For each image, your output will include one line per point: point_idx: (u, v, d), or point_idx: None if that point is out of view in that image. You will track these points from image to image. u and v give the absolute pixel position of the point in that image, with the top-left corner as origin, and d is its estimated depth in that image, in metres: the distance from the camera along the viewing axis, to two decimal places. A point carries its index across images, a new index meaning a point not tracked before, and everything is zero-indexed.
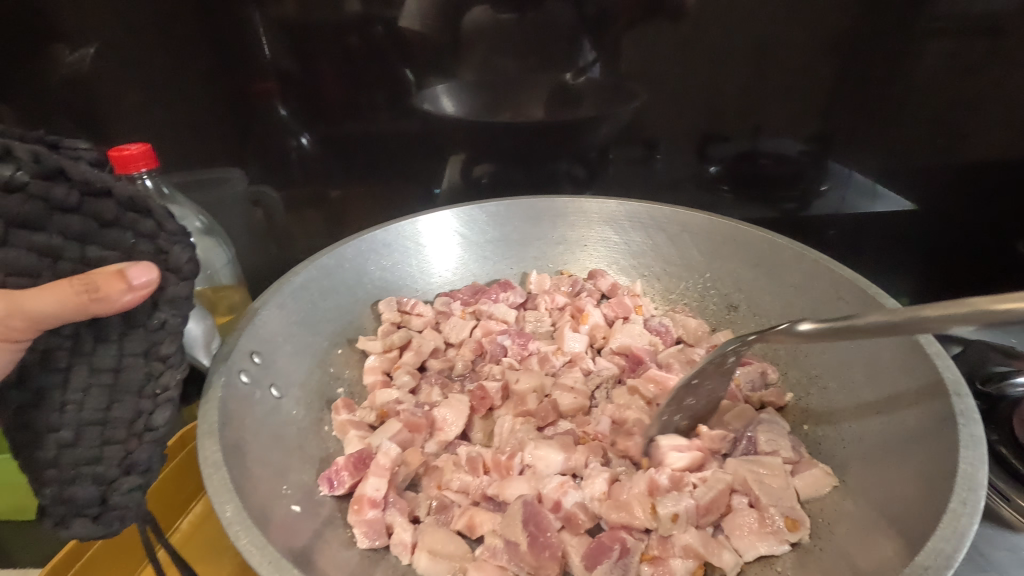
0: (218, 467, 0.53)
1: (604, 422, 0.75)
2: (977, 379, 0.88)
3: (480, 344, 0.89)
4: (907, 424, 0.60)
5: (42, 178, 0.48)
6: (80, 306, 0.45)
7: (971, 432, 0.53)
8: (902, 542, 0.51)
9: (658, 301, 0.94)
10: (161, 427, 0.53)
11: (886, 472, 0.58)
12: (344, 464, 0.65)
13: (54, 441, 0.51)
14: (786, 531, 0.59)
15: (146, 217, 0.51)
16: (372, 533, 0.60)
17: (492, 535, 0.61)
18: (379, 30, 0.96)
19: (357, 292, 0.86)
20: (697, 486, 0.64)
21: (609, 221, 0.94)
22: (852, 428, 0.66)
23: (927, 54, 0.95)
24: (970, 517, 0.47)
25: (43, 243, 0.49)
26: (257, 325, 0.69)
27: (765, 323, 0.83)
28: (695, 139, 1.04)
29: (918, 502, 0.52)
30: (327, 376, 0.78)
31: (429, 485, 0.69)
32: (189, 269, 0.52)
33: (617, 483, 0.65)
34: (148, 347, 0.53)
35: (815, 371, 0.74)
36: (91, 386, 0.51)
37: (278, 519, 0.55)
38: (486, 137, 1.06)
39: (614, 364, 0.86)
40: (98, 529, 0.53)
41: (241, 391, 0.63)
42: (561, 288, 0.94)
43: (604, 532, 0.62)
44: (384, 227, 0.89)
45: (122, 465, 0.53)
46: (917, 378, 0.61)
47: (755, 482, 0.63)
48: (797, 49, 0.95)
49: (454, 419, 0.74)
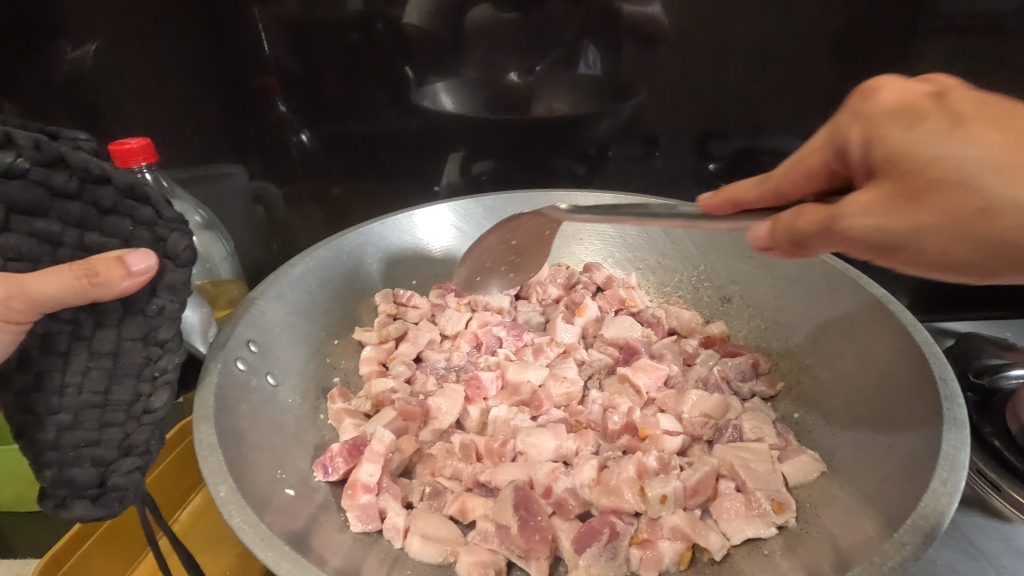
0: (213, 450, 0.54)
1: (597, 411, 0.76)
2: (970, 372, 0.88)
3: (476, 335, 0.88)
4: (894, 409, 0.60)
5: (42, 164, 0.48)
6: (79, 290, 0.46)
7: (955, 416, 0.54)
8: (883, 520, 0.51)
9: (653, 293, 0.95)
10: (159, 409, 0.55)
11: (870, 456, 0.59)
12: (338, 451, 0.66)
13: (55, 424, 0.52)
14: (772, 514, 0.59)
15: (145, 204, 0.52)
16: (365, 517, 0.61)
17: (484, 520, 0.62)
18: (380, 28, 0.97)
19: (354, 284, 0.87)
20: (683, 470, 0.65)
21: (604, 215, 0.96)
22: (841, 415, 0.67)
23: (921, 52, 0.95)
24: (950, 496, 0.48)
25: (43, 229, 0.50)
26: (254, 315, 0.70)
27: (758, 314, 0.84)
28: (693, 135, 1.05)
29: (900, 483, 0.53)
30: (323, 365, 0.79)
31: (424, 472, 0.70)
32: (186, 256, 0.52)
33: (607, 470, 0.66)
34: (146, 332, 0.54)
35: (806, 361, 0.75)
36: (91, 369, 0.52)
37: (273, 501, 0.56)
38: (484, 135, 1.07)
39: (607, 355, 0.86)
40: (98, 511, 0.54)
41: (237, 378, 0.64)
42: (557, 280, 0.97)
43: (595, 517, 0.62)
44: (381, 220, 0.90)
45: (121, 447, 0.54)
46: (905, 366, 0.62)
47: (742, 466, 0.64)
48: (794, 45, 0.96)
49: (449, 409, 0.75)
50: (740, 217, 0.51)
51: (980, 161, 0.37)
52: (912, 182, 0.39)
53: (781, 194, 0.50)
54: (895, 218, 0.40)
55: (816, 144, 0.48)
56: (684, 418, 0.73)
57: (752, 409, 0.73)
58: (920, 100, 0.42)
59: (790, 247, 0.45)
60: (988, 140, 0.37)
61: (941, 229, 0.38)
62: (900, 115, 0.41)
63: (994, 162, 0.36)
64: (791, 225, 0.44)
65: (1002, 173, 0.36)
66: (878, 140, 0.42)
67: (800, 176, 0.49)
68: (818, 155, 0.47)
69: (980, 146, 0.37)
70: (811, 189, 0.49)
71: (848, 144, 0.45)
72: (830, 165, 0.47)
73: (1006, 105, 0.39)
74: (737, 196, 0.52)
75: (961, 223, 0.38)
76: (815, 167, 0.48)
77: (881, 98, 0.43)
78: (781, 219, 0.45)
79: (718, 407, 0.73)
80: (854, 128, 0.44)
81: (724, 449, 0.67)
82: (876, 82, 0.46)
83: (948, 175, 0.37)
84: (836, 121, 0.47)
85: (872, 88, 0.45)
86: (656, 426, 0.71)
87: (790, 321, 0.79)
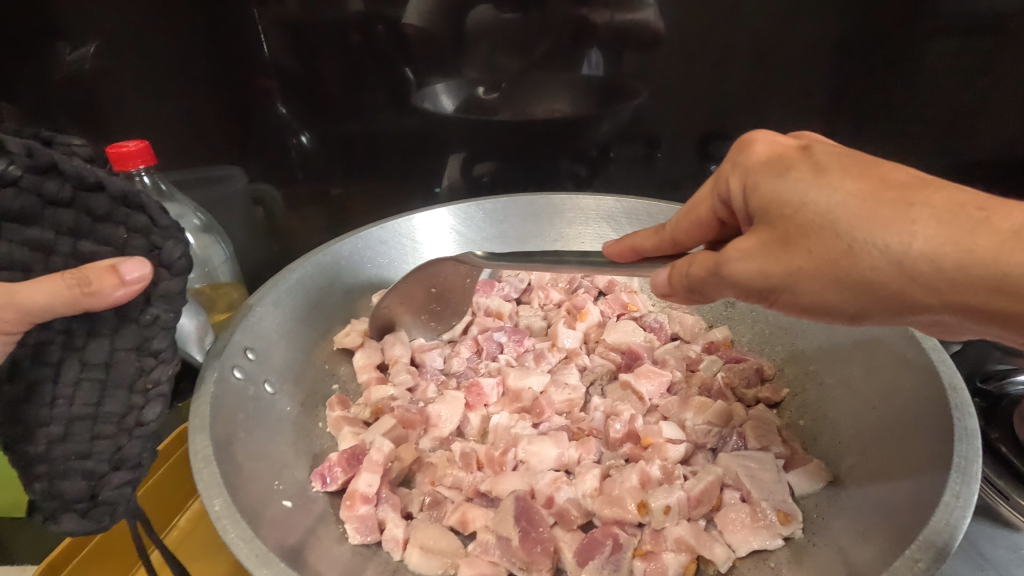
0: (209, 461, 0.54)
1: (599, 417, 0.75)
2: (977, 377, 0.87)
3: (477, 341, 0.87)
4: (902, 419, 0.59)
5: (34, 172, 0.48)
6: (71, 299, 0.45)
7: (965, 426, 0.53)
8: (894, 535, 0.51)
9: (656, 298, 0.93)
10: (152, 422, 0.53)
11: (879, 466, 0.58)
12: (337, 460, 0.65)
13: (46, 436, 0.51)
14: (778, 525, 0.59)
15: (139, 212, 0.51)
16: (364, 528, 0.60)
17: (485, 531, 0.61)
18: (380, 29, 0.96)
19: (352, 289, 0.86)
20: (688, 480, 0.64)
21: (606, 217, 0.95)
22: (847, 423, 0.66)
23: (925, 53, 0.94)
24: (962, 510, 0.48)
25: (35, 237, 0.49)
26: (251, 322, 0.70)
27: (762, 319, 0.82)
28: (695, 137, 1.04)
29: (911, 496, 0.52)
30: (322, 371, 0.78)
31: (424, 481, 0.68)
32: (181, 264, 0.51)
33: (610, 478, 0.65)
34: (140, 342, 0.52)
35: (811, 368, 0.74)
36: (82, 381, 0.51)
37: (268, 513, 0.55)
38: (483, 136, 1.06)
39: (610, 361, 0.85)
40: (87, 525, 0.53)
41: (234, 387, 0.63)
42: (558, 285, 0.96)
43: (597, 528, 0.62)
44: (380, 224, 0.89)
45: (113, 460, 0.53)
46: (913, 374, 0.61)
47: (747, 475, 0.63)
48: (796, 45, 0.94)
49: (449, 415, 0.74)
50: (640, 265, 0.59)
51: (831, 212, 0.43)
52: (785, 228, 0.45)
53: (699, 237, 0.56)
54: (938, 237, 0.39)
55: (702, 195, 0.56)
56: (688, 426, 0.72)
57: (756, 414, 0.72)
58: (790, 151, 0.48)
59: (688, 291, 0.52)
60: (847, 187, 0.43)
61: (814, 275, 0.44)
62: (771, 165, 0.48)
63: (854, 209, 0.42)
64: (740, 268, 0.47)
65: (863, 216, 0.41)
66: (752, 187, 0.48)
67: (696, 229, 0.56)
68: (708, 207, 0.54)
69: (840, 193, 0.43)
70: (709, 234, 0.56)
71: (729, 195, 0.51)
72: (715, 218, 0.55)
73: (857, 156, 0.45)
74: (637, 243, 0.60)
75: (833, 267, 0.43)
76: (705, 217, 0.55)
77: (754, 153, 0.50)
78: (732, 266, 0.47)
79: (722, 415, 0.72)
80: (736, 179, 0.50)
81: (730, 457, 0.66)
82: (751, 134, 0.52)
83: (814, 220, 0.43)
84: (721, 170, 0.54)
85: (748, 141, 0.52)
86: (659, 434, 0.69)
87: (795, 326, 0.78)
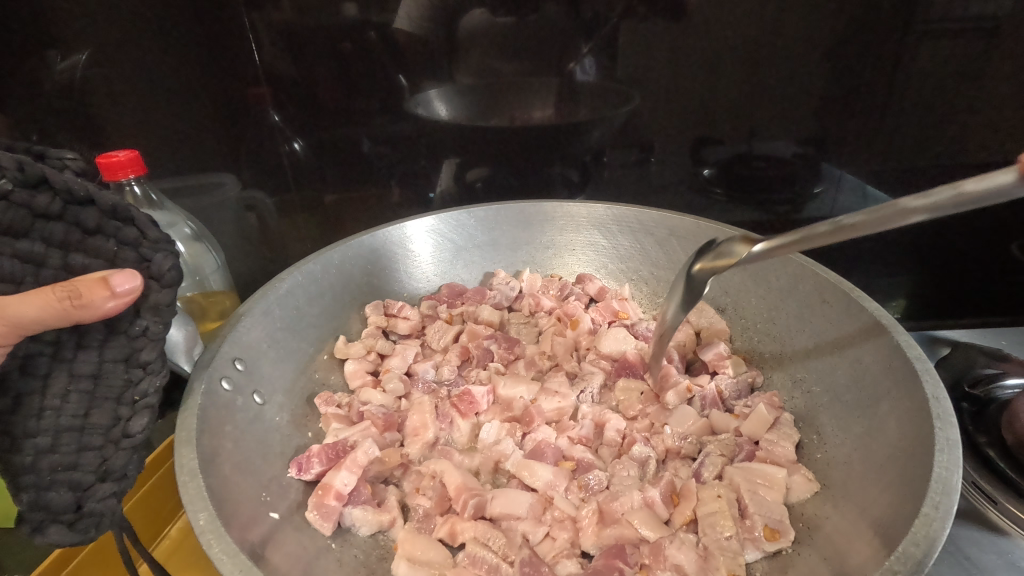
0: (195, 475, 0.53)
1: (588, 426, 0.76)
2: (965, 383, 0.87)
3: (467, 348, 0.88)
4: (887, 423, 0.61)
5: (25, 187, 0.48)
6: (61, 313, 0.45)
7: (948, 437, 0.53)
8: (878, 546, 0.51)
9: (646, 304, 0.95)
10: (138, 433, 0.54)
11: (868, 478, 0.59)
12: (316, 452, 0.67)
13: (32, 447, 0.51)
14: (763, 541, 0.59)
15: (129, 225, 0.52)
16: (329, 521, 0.62)
17: (474, 543, 0.61)
18: (372, 36, 0.97)
19: (343, 297, 0.86)
20: (698, 501, 0.64)
21: (597, 225, 0.95)
22: (835, 434, 0.67)
23: (912, 58, 0.94)
24: (942, 522, 0.47)
25: (26, 250, 0.48)
26: (240, 332, 0.69)
27: (750, 326, 0.83)
28: (687, 141, 1.04)
29: (895, 510, 0.53)
30: (312, 381, 0.79)
31: (407, 486, 0.70)
32: (171, 276, 0.52)
33: (611, 494, 0.66)
34: (129, 354, 0.53)
35: (800, 376, 0.75)
36: (71, 392, 0.52)
37: (258, 529, 0.56)
38: (477, 141, 1.06)
39: (600, 369, 0.86)
40: (73, 537, 0.53)
41: (222, 398, 0.63)
42: (550, 291, 0.95)
43: (598, 558, 0.61)
44: (371, 232, 0.89)
45: (98, 472, 0.53)
46: (895, 380, 0.62)
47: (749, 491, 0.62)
48: (785, 53, 0.95)
49: (423, 422, 0.75)
50: None
51: None
52: None
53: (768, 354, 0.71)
54: None
55: (831, 412, 0.69)
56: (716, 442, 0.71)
57: (780, 423, 0.71)
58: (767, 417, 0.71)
59: None
60: None
61: None
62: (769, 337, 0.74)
63: None
64: None
65: None
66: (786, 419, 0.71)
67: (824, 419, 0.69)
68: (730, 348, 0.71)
69: None
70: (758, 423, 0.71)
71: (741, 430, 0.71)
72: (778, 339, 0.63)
73: (831, 404, 0.69)
74: None
75: None
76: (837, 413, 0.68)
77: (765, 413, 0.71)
78: None
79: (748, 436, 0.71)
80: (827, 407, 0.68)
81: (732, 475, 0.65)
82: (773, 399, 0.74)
83: None
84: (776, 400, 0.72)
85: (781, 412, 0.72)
86: (688, 491, 0.65)
87: (781, 335, 0.79)
